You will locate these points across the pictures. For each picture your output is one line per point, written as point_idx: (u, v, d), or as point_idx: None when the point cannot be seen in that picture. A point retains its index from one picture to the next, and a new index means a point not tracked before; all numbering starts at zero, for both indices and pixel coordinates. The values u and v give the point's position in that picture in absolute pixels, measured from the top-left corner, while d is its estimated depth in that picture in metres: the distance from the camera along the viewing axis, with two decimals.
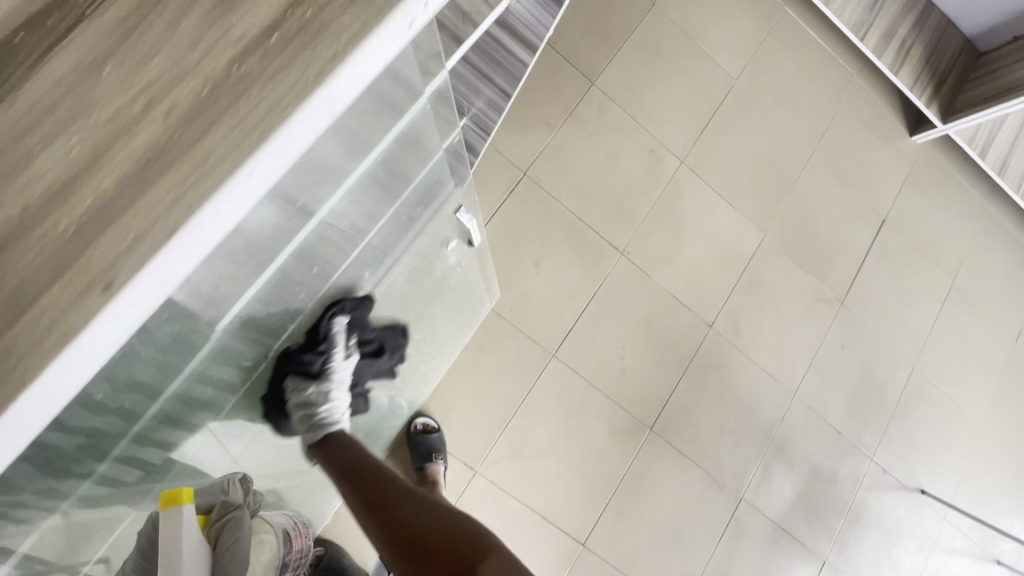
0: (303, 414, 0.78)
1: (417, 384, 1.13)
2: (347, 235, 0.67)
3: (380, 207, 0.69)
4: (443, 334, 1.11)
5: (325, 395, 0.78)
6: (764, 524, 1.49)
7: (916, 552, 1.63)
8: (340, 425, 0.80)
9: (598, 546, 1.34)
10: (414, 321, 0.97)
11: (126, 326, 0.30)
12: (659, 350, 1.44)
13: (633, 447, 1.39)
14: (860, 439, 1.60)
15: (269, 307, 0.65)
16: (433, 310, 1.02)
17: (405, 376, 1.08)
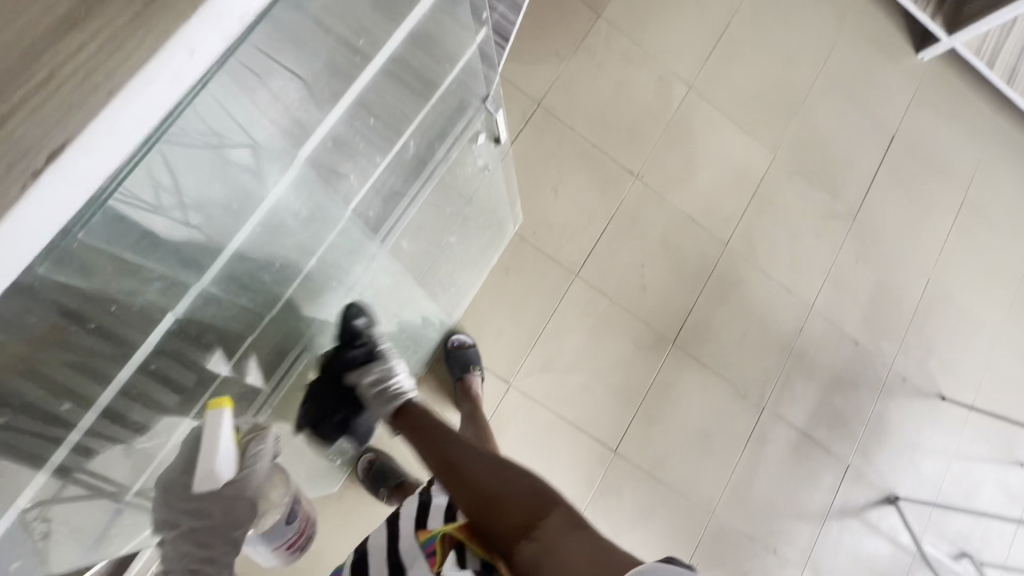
0: (376, 396, 0.91)
1: (455, 290, 1.22)
2: (393, 111, 0.76)
3: (415, 91, 0.77)
4: (473, 245, 1.19)
5: (378, 376, 0.91)
6: (787, 430, 1.55)
7: (938, 456, 1.68)
8: (411, 394, 0.94)
9: (629, 452, 1.41)
10: (449, 224, 1.04)
11: (131, 129, 0.34)
12: (677, 267, 1.50)
13: (657, 360, 1.45)
14: (877, 349, 1.65)
15: (336, 175, 0.74)
16: (475, 211, 1.11)
17: (448, 280, 1.17)
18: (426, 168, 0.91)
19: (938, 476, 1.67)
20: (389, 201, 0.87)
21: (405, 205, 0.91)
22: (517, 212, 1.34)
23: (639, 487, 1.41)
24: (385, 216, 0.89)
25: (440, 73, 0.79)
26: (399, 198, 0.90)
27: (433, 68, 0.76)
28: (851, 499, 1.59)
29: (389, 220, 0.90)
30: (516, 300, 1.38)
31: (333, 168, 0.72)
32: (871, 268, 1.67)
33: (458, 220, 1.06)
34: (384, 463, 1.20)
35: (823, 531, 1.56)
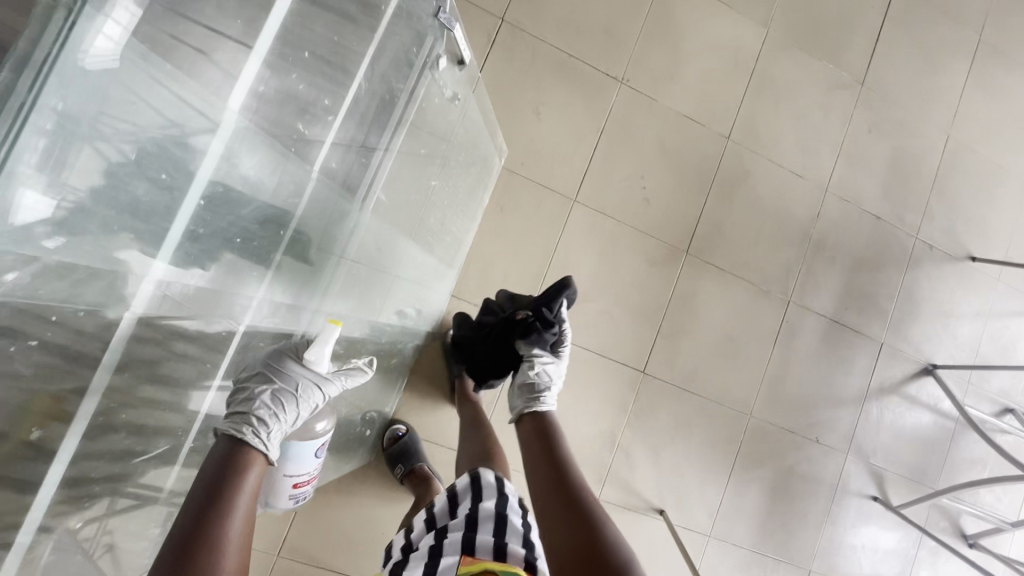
0: (524, 385, 0.97)
1: (453, 236, 1.16)
2: (332, 43, 0.70)
3: (354, 23, 0.72)
4: (460, 186, 1.11)
5: (540, 369, 0.98)
6: (815, 320, 1.51)
7: (973, 318, 1.63)
8: (548, 406, 0.95)
9: (657, 371, 1.38)
10: (427, 160, 0.98)
11: None
12: (680, 173, 1.41)
13: (672, 272, 1.39)
14: (900, 220, 1.57)
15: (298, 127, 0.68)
16: (462, 141, 1.06)
17: (445, 224, 1.11)
18: (393, 109, 0.86)
19: (975, 339, 1.63)
20: (365, 147, 0.82)
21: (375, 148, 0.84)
22: (499, 144, 1.25)
23: (673, 402, 1.39)
24: (356, 165, 0.82)
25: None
26: (371, 144, 0.83)
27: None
28: (887, 377, 1.57)
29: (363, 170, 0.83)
30: (515, 237, 1.31)
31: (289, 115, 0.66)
32: (885, 137, 1.56)
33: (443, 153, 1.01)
34: (410, 440, 1.20)
35: (863, 411, 1.55)
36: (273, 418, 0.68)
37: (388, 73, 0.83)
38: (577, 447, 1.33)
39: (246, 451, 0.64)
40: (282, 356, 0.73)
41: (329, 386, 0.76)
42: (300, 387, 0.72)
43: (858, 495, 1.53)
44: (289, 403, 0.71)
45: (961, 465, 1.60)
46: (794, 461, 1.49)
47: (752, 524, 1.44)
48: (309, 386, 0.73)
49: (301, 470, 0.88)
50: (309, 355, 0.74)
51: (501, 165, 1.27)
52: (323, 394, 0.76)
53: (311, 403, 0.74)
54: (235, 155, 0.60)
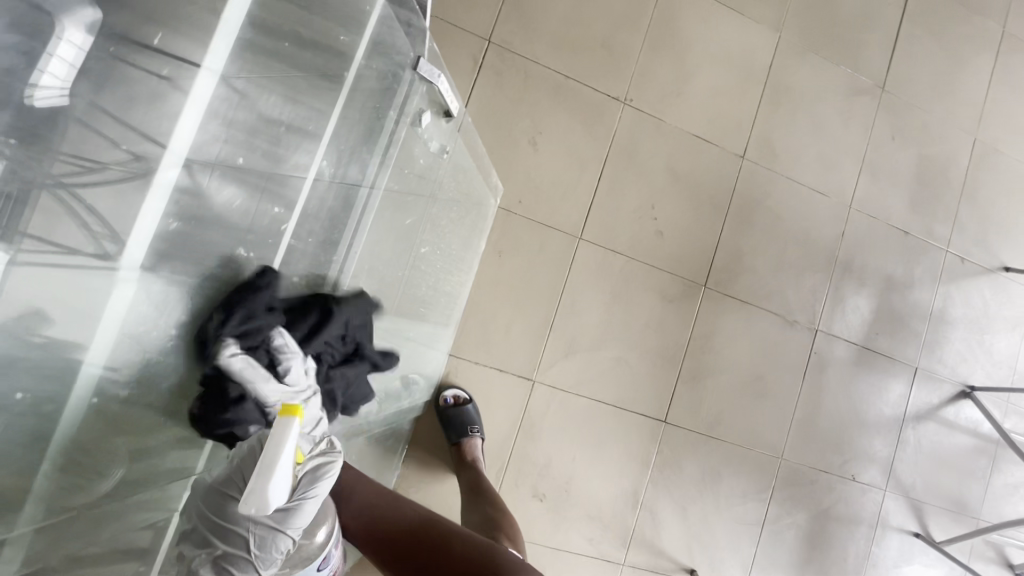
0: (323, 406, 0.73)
1: (449, 298, 1.05)
2: (289, 116, 0.68)
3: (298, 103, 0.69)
4: (450, 243, 0.99)
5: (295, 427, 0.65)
6: (844, 348, 1.39)
7: (1009, 333, 1.52)
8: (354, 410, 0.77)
9: (680, 419, 1.26)
10: (412, 225, 0.89)
11: None
12: (694, 199, 1.28)
13: (691, 309, 1.27)
14: (929, 233, 1.45)
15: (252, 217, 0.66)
16: (450, 198, 0.96)
17: (439, 288, 1.00)
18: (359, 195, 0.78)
19: (1012, 355, 1.52)
20: (329, 237, 0.76)
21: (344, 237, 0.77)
22: (494, 184, 1.12)
23: (699, 451, 1.27)
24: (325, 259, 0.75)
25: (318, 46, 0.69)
26: (337, 232, 0.77)
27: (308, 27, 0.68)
28: (923, 402, 1.46)
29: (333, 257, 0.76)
30: (517, 283, 1.17)
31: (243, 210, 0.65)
32: (910, 143, 1.44)
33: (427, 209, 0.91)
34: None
35: (900, 441, 1.44)
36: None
37: (355, 148, 0.77)
38: (597, 509, 1.21)
39: None
40: (225, 499, 0.58)
41: (295, 522, 0.57)
42: (253, 544, 0.56)
43: (898, 531, 1.42)
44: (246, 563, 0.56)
45: (1002, 491, 1.50)
46: (830, 502, 1.37)
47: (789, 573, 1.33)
48: (266, 538, 0.56)
49: None
50: (247, 505, 0.52)
51: (496, 206, 1.14)
52: (294, 532, 0.58)
53: (281, 552, 0.57)
54: (184, 199, 0.60)
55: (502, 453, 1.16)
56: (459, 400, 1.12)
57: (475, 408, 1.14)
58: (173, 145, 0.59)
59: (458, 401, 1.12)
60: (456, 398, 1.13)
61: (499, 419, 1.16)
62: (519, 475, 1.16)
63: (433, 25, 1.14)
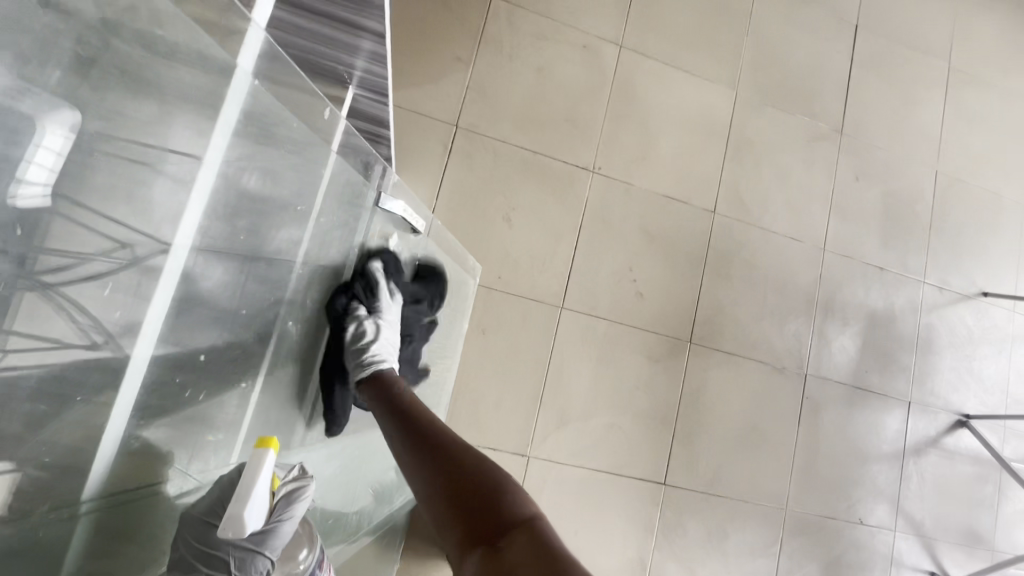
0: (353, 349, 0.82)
1: (435, 390, 1.06)
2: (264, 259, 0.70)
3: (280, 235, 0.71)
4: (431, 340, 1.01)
5: (370, 328, 0.82)
6: (836, 388, 1.39)
7: (996, 357, 1.53)
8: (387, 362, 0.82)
9: (679, 479, 1.25)
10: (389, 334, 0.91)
11: None
12: (670, 257, 1.30)
13: (678, 366, 1.27)
14: (903, 267, 1.48)
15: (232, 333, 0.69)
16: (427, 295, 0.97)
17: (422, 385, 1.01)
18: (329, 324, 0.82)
19: (1002, 378, 1.53)
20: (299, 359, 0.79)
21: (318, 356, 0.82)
22: (472, 265, 1.13)
23: (702, 510, 1.25)
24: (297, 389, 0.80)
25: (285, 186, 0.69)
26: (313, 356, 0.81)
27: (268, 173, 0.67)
28: (921, 433, 1.45)
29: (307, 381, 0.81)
30: (504, 360, 1.18)
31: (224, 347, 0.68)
32: (873, 182, 1.48)
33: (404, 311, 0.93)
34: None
35: (903, 477, 1.43)
36: None
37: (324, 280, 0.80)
38: None
39: None
40: (208, 527, 0.61)
41: (271, 542, 0.61)
42: (233, 565, 0.60)
43: (914, 571, 1.40)
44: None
45: (1012, 518, 1.48)
46: (840, 548, 1.35)
47: None
48: (245, 558, 0.60)
49: None
50: (226, 530, 0.56)
51: (476, 285, 1.15)
52: (269, 550, 0.61)
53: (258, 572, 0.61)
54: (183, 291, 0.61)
55: None
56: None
57: None
58: (177, 243, 0.59)
59: None
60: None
61: None
62: None
63: (399, 116, 1.18)
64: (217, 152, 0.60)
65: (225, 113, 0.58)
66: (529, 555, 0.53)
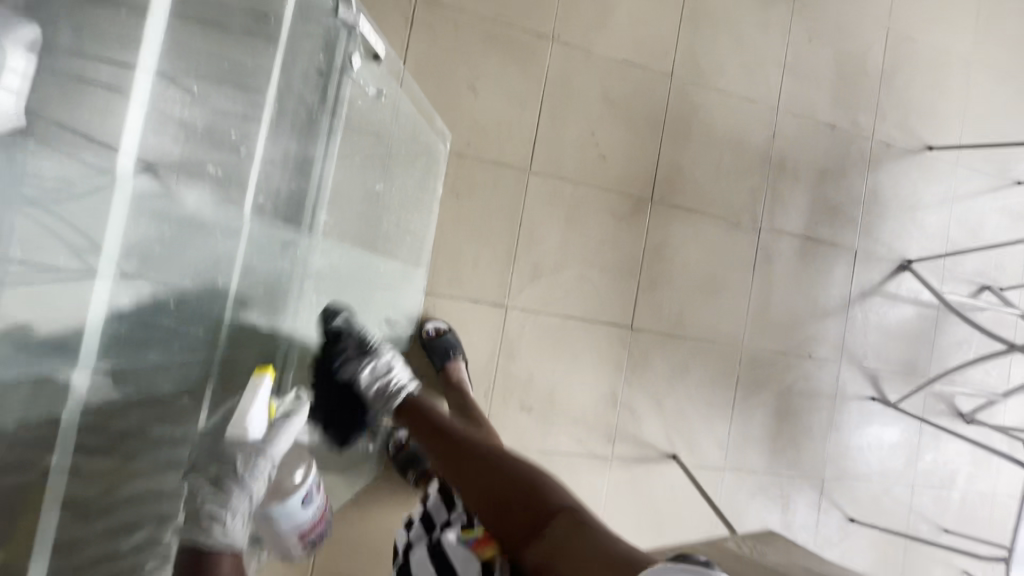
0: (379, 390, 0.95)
1: (413, 241, 1.15)
2: (219, 168, 0.78)
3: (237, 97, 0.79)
4: (398, 191, 1.09)
5: (379, 366, 0.96)
6: (788, 240, 1.51)
7: (939, 207, 1.65)
8: (411, 387, 0.97)
9: (645, 324, 1.38)
10: (349, 174, 0.97)
11: None
12: (631, 121, 1.38)
13: (641, 223, 1.38)
14: (854, 126, 1.57)
15: (196, 256, 0.79)
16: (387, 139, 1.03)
17: (398, 234, 1.11)
18: (309, 175, 0.91)
19: (943, 227, 1.66)
20: (282, 221, 0.89)
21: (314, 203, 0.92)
22: (442, 130, 1.20)
23: (666, 350, 1.40)
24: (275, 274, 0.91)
25: (234, 96, 0.78)
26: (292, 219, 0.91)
27: (217, 103, 0.77)
28: (866, 279, 1.59)
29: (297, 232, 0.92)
30: (478, 222, 1.27)
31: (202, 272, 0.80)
32: (827, 43, 1.53)
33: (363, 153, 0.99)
34: (413, 443, 1.18)
35: (849, 319, 1.58)
36: (223, 511, 0.69)
37: (293, 143, 0.88)
38: (581, 413, 1.34)
39: (211, 555, 0.67)
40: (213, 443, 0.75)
41: (274, 446, 0.76)
42: (240, 466, 0.72)
43: (857, 398, 1.58)
44: (235, 488, 0.70)
45: (947, 350, 1.65)
46: (791, 380, 1.52)
47: (762, 447, 1.49)
48: (251, 458, 0.73)
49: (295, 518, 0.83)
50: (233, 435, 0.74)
51: (447, 150, 1.23)
52: (300, 434, 0.86)
53: (263, 473, 0.74)
54: (144, 181, 0.72)
55: (488, 376, 1.28)
56: (439, 330, 1.23)
57: (455, 338, 1.25)
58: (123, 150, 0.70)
59: (440, 331, 1.23)
60: (436, 330, 1.23)
61: (480, 344, 1.28)
62: (504, 391, 1.29)
63: None
64: (139, 104, 0.71)
65: (148, 33, 0.71)
66: (569, 532, 0.64)
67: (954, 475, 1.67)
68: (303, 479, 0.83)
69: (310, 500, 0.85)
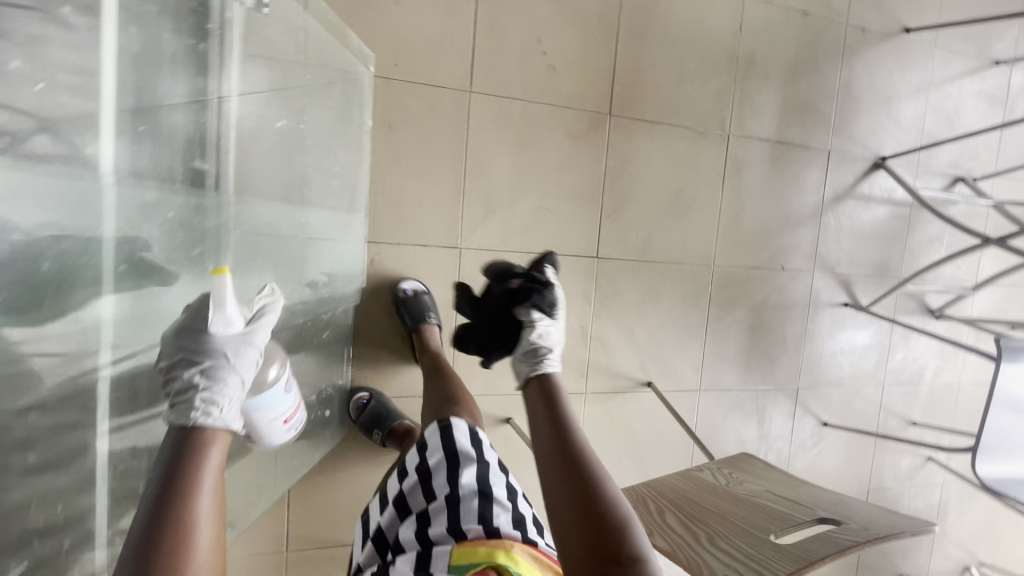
0: (523, 350, 0.79)
1: (342, 187, 1.01)
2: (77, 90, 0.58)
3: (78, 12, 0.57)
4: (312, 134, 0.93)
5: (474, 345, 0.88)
6: (759, 146, 1.41)
7: (915, 97, 1.55)
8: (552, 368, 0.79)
9: (611, 252, 1.30)
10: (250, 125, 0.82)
11: None
12: (580, 22, 1.21)
13: (601, 141, 1.25)
14: (827, 10, 1.42)
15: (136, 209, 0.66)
16: (286, 79, 0.86)
17: (321, 179, 0.96)
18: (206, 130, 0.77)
19: (919, 117, 1.56)
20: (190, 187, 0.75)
21: (220, 155, 0.79)
22: (362, 50, 1.02)
23: (635, 276, 1.33)
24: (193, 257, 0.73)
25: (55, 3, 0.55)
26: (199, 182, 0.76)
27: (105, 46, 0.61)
28: (840, 181, 1.51)
29: (203, 204, 0.76)
30: (417, 155, 1.13)
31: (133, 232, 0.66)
32: None
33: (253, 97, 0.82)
34: (378, 403, 1.13)
35: (823, 224, 1.51)
36: (214, 396, 0.63)
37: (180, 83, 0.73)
38: None
39: (202, 435, 0.61)
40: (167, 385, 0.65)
41: (256, 338, 0.69)
42: (227, 353, 0.66)
43: (831, 306, 1.55)
44: (223, 374, 0.65)
45: (920, 248, 1.62)
46: (764, 295, 1.47)
47: (737, 365, 1.47)
48: (236, 348, 0.67)
49: (269, 408, 0.83)
50: (217, 327, 0.66)
51: (370, 73, 1.06)
52: (258, 345, 0.69)
53: (251, 362, 0.68)
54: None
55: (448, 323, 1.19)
56: (416, 291, 1.13)
57: (433, 298, 1.16)
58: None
59: (417, 292, 1.13)
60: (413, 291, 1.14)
61: (436, 290, 1.18)
62: None
63: None
64: None
65: None
66: None
67: (923, 370, 1.70)
68: (277, 373, 0.83)
69: (289, 390, 0.87)
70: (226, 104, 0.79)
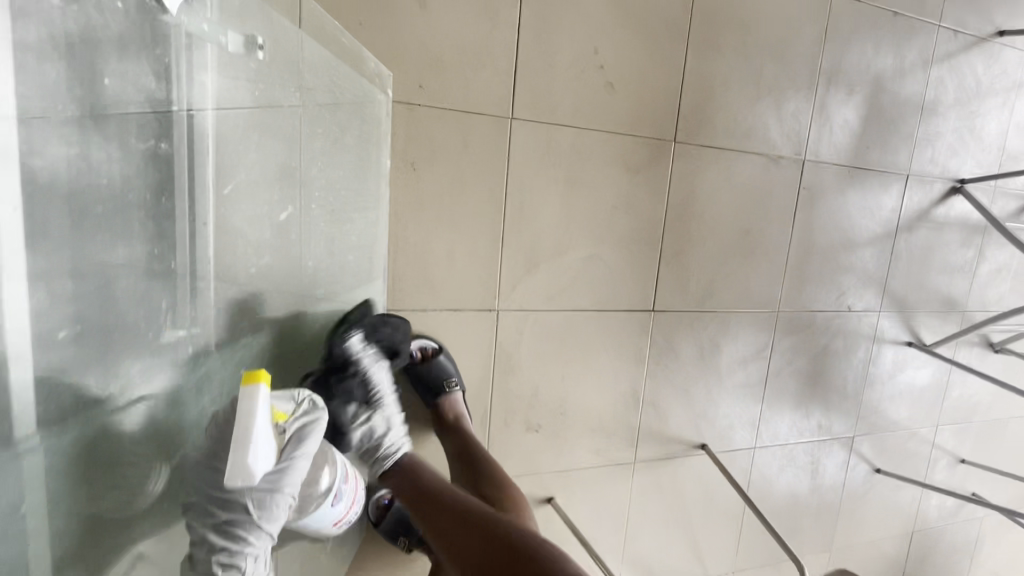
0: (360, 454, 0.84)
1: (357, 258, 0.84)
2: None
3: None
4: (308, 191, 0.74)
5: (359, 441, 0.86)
6: (834, 172, 1.21)
7: (1000, 110, 1.36)
8: (401, 451, 0.87)
9: (668, 303, 1.10)
10: (241, 192, 0.66)
11: None
12: (646, 27, 0.97)
13: (663, 174, 1.03)
14: (920, 10, 1.19)
15: (86, 267, 0.52)
16: (274, 116, 0.68)
17: (334, 260, 0.80)
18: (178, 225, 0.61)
19: (1001, 134, 1.37)
20: (159, 229, 0.59)
21: (195, 186, 0.62)
22: (376, 70, 0.79)
23: (693, 329, 1.14)
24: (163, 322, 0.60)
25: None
26: (168, 224, 0.60)
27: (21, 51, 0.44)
28: (915, 209, 1.32)
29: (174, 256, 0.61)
30: (447, 200, 0.90)
31: (77, 296, 0.51)
32: None
33: (234, 144, 0.64)
34: (404, 502, 0.92)
35: (893, 257, 1.33)
36: (237, 558, 0.55)
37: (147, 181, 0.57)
38: (598, 421, 1.10)
39: None
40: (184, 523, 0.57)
41: (289, 479, 0.57)
42: (254, 506, 0.55)
43: (893, 345, 1.40)
44: (249, 529, 0.55)
45: (987, 279, 1.47)
46: (828, 339, 1.30)
47: (794, 416, 1.31)
48: (264, 498, 0.56)
49: (318, 524, 0.68)
50: (235, 480, 0.50)
51: (387, 100, 0.82)
52: (291, 487, 0.58)
53: (283, 507, 0.58)
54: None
55: (482, 397, 1.00)
56: (427, 352, 0.93)
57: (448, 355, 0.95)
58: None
59: (426, 353, 0.93)
60: (424, 350, 0.93)
61: (468, 361, 0.97)
62: (504, 410, 1.02)
63: None
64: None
65: None
66: None
67: (976, 407, 1.58)
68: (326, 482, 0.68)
69: (335, 498, 0.70)
70: (199, 122, 0.61)
